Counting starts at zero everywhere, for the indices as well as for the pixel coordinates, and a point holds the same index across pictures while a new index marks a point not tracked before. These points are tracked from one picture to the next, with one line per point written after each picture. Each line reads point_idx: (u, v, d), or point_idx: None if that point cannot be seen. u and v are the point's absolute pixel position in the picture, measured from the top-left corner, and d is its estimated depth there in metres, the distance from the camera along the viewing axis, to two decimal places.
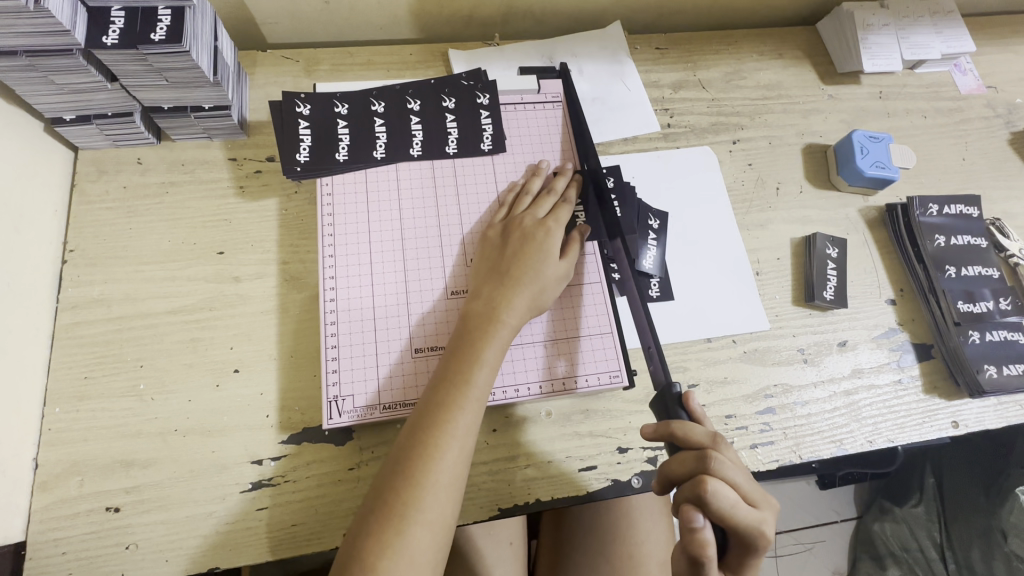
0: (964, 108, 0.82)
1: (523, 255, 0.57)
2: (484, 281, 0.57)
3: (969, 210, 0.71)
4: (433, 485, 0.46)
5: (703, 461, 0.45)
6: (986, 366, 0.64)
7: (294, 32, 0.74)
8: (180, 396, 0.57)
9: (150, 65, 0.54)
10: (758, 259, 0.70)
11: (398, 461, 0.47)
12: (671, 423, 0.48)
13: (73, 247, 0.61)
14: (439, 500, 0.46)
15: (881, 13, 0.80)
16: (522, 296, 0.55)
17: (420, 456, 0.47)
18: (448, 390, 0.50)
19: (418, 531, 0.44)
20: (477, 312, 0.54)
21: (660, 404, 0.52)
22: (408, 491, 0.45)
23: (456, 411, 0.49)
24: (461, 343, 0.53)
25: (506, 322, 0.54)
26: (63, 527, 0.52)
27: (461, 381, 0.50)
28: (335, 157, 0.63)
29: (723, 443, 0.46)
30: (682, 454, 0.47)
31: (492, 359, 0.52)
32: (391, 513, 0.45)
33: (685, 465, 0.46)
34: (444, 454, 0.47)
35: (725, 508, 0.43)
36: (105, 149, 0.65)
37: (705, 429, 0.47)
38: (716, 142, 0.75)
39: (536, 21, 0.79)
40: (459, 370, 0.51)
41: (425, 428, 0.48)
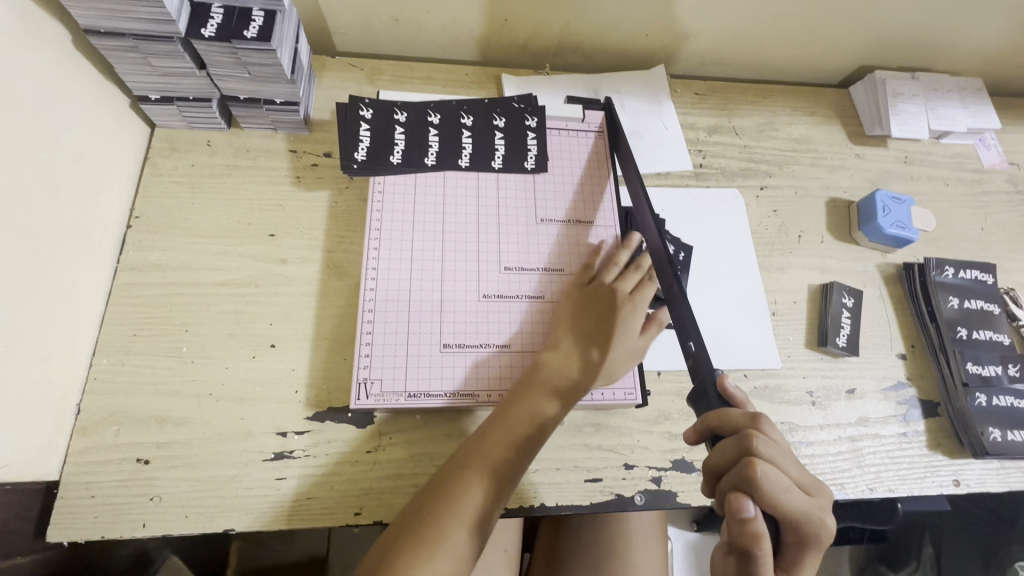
0: (986, 180, 0.85)
1: (574, 333, 0.61)
2: (547, 353, 0.60)
3: (984, 276, 0.74)
4: (468, 523, 0.49)
5: (743, 443, 0.45)
6: (990, 429, 0.65)
7: (362, 44, 0.80)
8: (218, 363, 0.60)
9: (238, 58, 0.59)
10: (775, 300, 0.72)
11: (444, 492, 0.50)
12: (707, 417, 0.49)
13: (139, 214, 0.66)
14: (452, 560, 0.47)
15: (910, 84, 0.85)
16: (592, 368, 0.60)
17: (445, 513, 0.49)
18: (489, 455, 0.53)
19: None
20: (545, 375, 0.58)
21: (698, 397, 0.53)
22: (426, 548, 0.47)
23: (481, 474, 0.51)
24: (505, 412, 0.55)
25: (551, 388, 0.57)
26: (95, 472, 0.54)
27: (491, 444, 0.53)
28: (389, 159, 0.68)
29: (766, 422, 0.46)
30: (723, 441, 0.47)
31: (527, 428, 0.55)
32: (399, 573, 0.46)
33: (729, 451, 0.46)
34: (465, 513, 0.49)
35: (773, 492, 0.43)
36: (179, 129, 0.71)
37: (743, 412, 0.47)
38: (745, 186, 0.79)
39: (585, 57, 0.85)
40: (497, 437, 0.54)
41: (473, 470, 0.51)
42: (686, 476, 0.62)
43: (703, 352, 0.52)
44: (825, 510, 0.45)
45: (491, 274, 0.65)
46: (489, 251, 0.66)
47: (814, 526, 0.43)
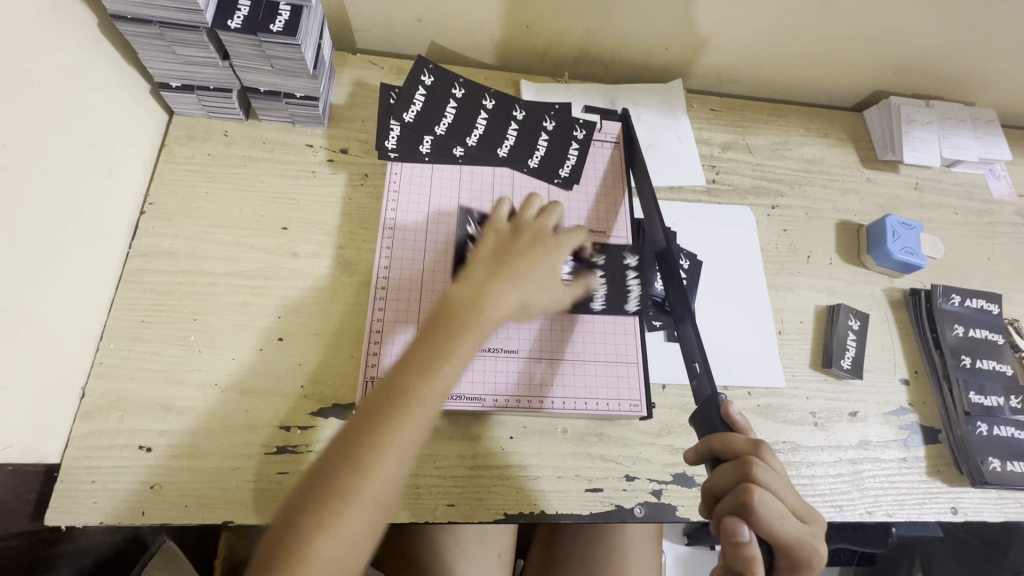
0: (995, 211, 0.85)
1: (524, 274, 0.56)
2: (474, 270, 0.56)
3: (989, 306, 0.74)
4: (376, 476, 0.45)
5: (743, 470, 0.45)
6: (990, 459, 0.65)
7: (382, 43, 0.80)
8: (225, 354, 0.60)
9: (262, 51, 0.59)
10: (782, 319, 0.73)
11: (358, 429, 0.46)
12: (710, 439, 0.48)
13: (153, 200, 0.66)
14: (396, 461, 0.46)
15: (925, 112, 0.85)
16: (507, 296, 0.55)
17: (393, 404, 0.47)
18: (430, 349, 0.50)
19: (354, 514, 0.44)
20: (460, 300, 0.53)
21: (701, 418, 0.53)
22: (366, 451, 0.45)
23: (419, 396, 0.48)
24: (447, 312, 0.52)
25: (488, 314, 0.53)
26: (97, 457, 0.54)
27: (440, 362, 0.50)
28: (418, 149, 0.70)
29: (767, 450, 0.46)
30: (724, 465, 0.47)
31: (467, 351, 0.51)
32: (341, 481, 0.44)
33: (729, 475, 0.46)
34: (410, 420, 0.47)
35: (770, 520, 0.43)
36: (197, 117, 0.71)
37: (747, 438, 0.47)
38: (756, 204, 0.80)
39: (603, 67, 0.85)
40: (444, 332, 0.51)
41: (401, 406, 0.47)
42: (686, 490, 0.62)
43: (707, 372, 0.56)
44: (816, 538, 0.46)
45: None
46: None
47: (806, 552, 0.44)
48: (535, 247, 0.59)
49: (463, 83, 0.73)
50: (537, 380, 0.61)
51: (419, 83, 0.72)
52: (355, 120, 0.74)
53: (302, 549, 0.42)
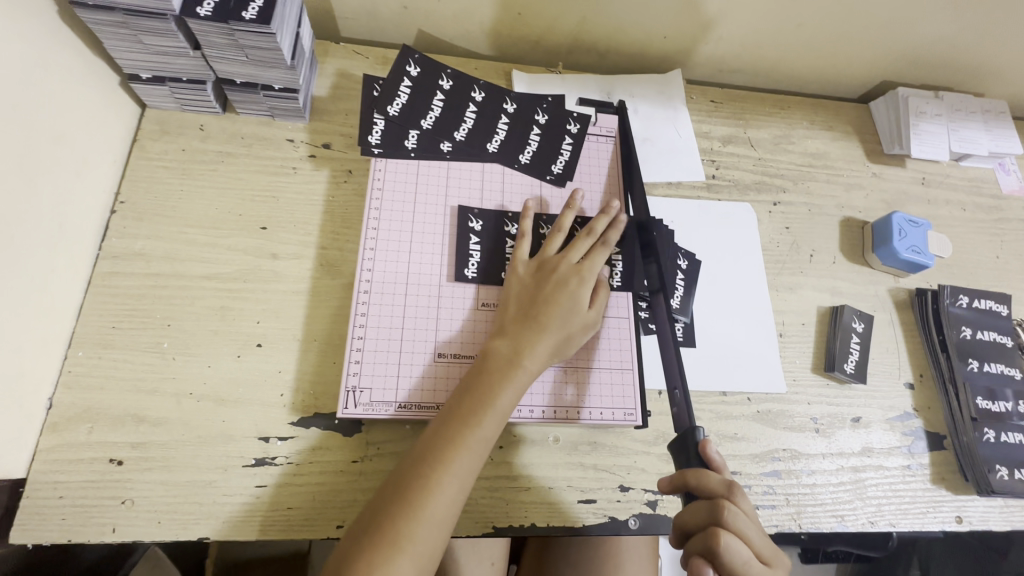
0: (1004, 207, 0.83)
1: (563, 314, 0.57)
2: (511, 318, 0.57)
3: (997, 307, 0.72)
4: (429, 521, 0.46)
5: (715, 512, 0.46)
6: (997, 467, 0.63)
7: (367, 31, 0.76)
8: (200, 361, 0.57)
9: (235, 40, 0.56)
10: (783, 321, 0.70)
11: (408, 473, 0.48)
12: (686, 474, 0.49)
13: (124, 199, 0.63)
14: (444, 505, 0.47)
15: (934, 103, 0.82)
16: (547, 341, 0.55)
17: (440, 455, 0.48)
18: (474, 401, 0.51)
19: (405, 561, 0.44)
20: (499, 351, 0.54)
21: (678, 447, 0.53)
22: (415, 500, 0.46)
23: (463, 449, 0.49)
24: (488, 365, 0.54)
25: (527, 367, 0.54)
26: (65, 471, 0.52)
27: (483, 414, 0.51)
28: (403, 145, 0.66)
29: (740, 493, 0.47)
30: (697, 503, 0.48)
31: (508, 401, 0.52)
32: (392, 531, 0.45)
33: (700, 514, 0.47)
34: (456, 470, 0.48)
35: (737, 563, 0.44)
36: (171, 111, 0.67)
37: (722, 479, 0.48)
38: (758, 200, 0.77)
39: (599, 56, 0.81)
40: (487, 384, 0.52)
41: (446, 449, 0.49)
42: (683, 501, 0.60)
43: (686, 401, 0.55)
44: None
45: (490, 280, 0.62)
46: (490, 257, 0.63)
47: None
48: (568, 283, 0.59)
49: (451, 74, 0.70)
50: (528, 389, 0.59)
51: (404, 75, 0.68)
52: (338, 113, 0.71)
53: None
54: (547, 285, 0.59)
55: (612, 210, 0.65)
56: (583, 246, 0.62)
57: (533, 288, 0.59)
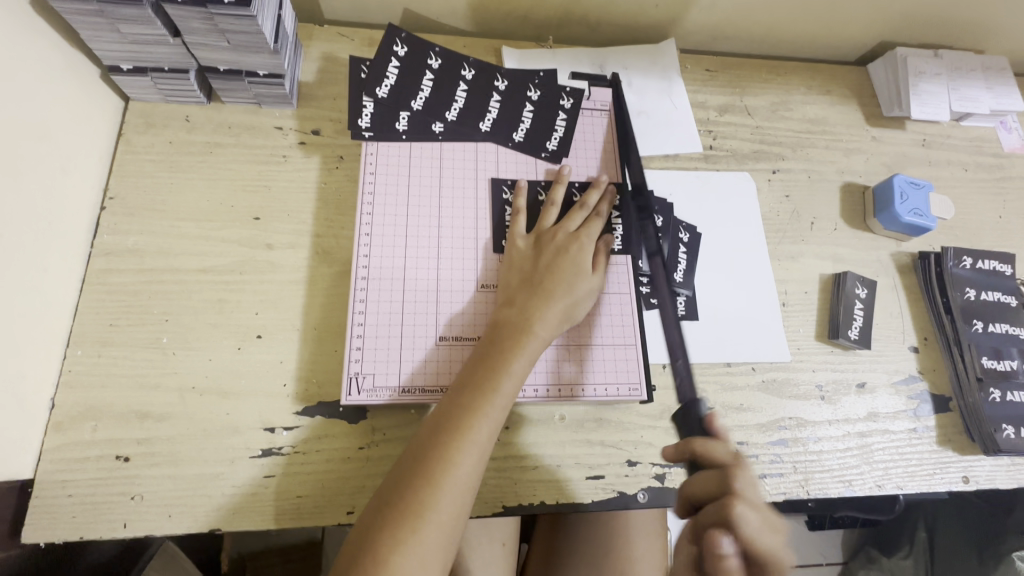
0: (1006, 166, 0.81)
1: (569, 281, 0.57)
2: (517, 288, 0.57)
3: (1001, 267, 0.71)
4: (449, 489, 0.46)
5: (725, 477, 0.46)
6: (1004, 426, 0.63)
7: (352, 12, 0.74)
8: (201, 355, 0.57)
9: (216, 25, 0.54)
10: (786, 290, 0.69)
11: (425, 446, 0.48)
12: (692, 442, 0.51)
13: (113, 195, 0.62)
14: (464, 475, 0.47)
15: (934, 63, 0.80)
16: (555, 308, 0.56)
17: (456, 425, 0.48)
18: (486, 370, 0.51)
19: (431, 530, 0.44)
20: (509, 320, 0.54)
21: (682, 417, 0.57)
22: (437, 469, 0.46)
23: (482, 416, 0.49)
24: (497, 334, 0.54)
25: (538, 334, 0.54)
26: (72, 469, 0.52)
27: (497, 381, 0.51)
28: (393, 128, 0.65)
29: (746, 461, 0.48)
30: (704, 472, 0.48)
31: (522, 367, 0.52)
32: (414, 502, 0.45)
33: (710, 481, 0.47)
34: (474, 439, 0.48)
35: (752, 530, 0.43)
36: (156, 103, 0.66)
37: (727, 449, 0.49)
38: (756, 169, 0.75)
39: (590, 28, 0.79)
40: (497, 354, 0.52)
41: (461, 417, 0.49)
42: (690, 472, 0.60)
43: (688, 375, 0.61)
44: (792, 561, 0.45)
45: (491, 261, 0.61)
46: (492, 239, 0.62)
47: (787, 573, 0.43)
48: (571, 251, 0.59)
49: (439, 52, 0.68)
50: (547, 370, 0.59)
51: (391, 54, 0.66)
52: (327, 98, 0.69)
53: (377, 563, 0.42)
54: (551, 254, 0.59)
55: (604, 184, 0.65)
56: (578, 215, 0.62)
57: (537, 258, 0.59)
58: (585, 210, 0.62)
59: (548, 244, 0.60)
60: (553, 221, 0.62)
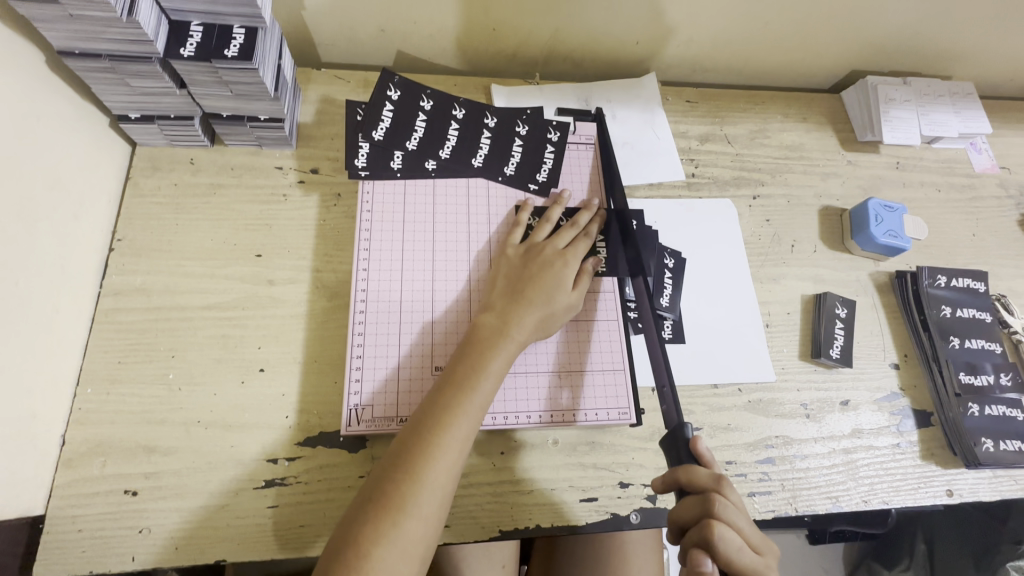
0: (978, 186, 0.85)
1: (550, 290, 0.60)
2: (499, 296, 0.60)
3: (975, 285, 0.74)
4: (428, 484, 0.47)
5: (705, 503, 0.46)
6: (983, 440, 0.65)
7: (348, 55, 0.78)
8: (206, 390, 0.59)
9: (220, 77, 0.58)
10: (769, 312, 0.72)
11: (407, 441, 0.49)
12: (676, 471, 0.49)
13: (121, 236, 0.64)
14: (442, 469, 0.48)
15: (903, 90, 0.84)
16: (534, 314, 0.58)
17: (436, 423, 0.50)
18: (466, 370, 0.53)
19: (410, 524, 0.45)
20: (489, 324, 0.57)
21: (669, 443, 0.53)
22: (418, 464, 0.47)
23: (462, 414, 0.50)
24: (478, 336, 0.56)
25: (515, 337, 0.56)
26: (82, 505, 0.53)
27: (477, 381, 0.52)
28: (388, 167, 0.68)
29: (727, 485, 0.47)
30: (689, 499, 0.48)
31: (500, 367, 0.54)
32: (395, 496, 0.46)
33: (690, 508, 0.47)
34: (453, 436, 0.49)
35: (731, 552, 0.44)
36: (162, 147, 0.69)
37: (709, 473, 0.48)
38: (737, 195, 0.79)
39: (574, 65, 0.83)
40: (478, 353, 0.54)
41: (442, 414, 0.50)
42: None
43: (673, 400, 0.56)
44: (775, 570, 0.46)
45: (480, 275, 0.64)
46: (480, 256, 0.66)
47: None
48: (554, 264, 0.62)
49: (431, 93, 0.71)
50: (540, 397, 0.61)
51: (385, 98, 0.70)
52: (324, 138, 0.73)
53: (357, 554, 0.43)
54: (534, 264, 0.62)
55: (592, 207, 0.69)
56: (566, 232, 0.65)
57: (521, 268, 0.62)
58: (573, 228, 0.65)
59: (533, 256, 0.63)
60: (543, 237, 0.65)
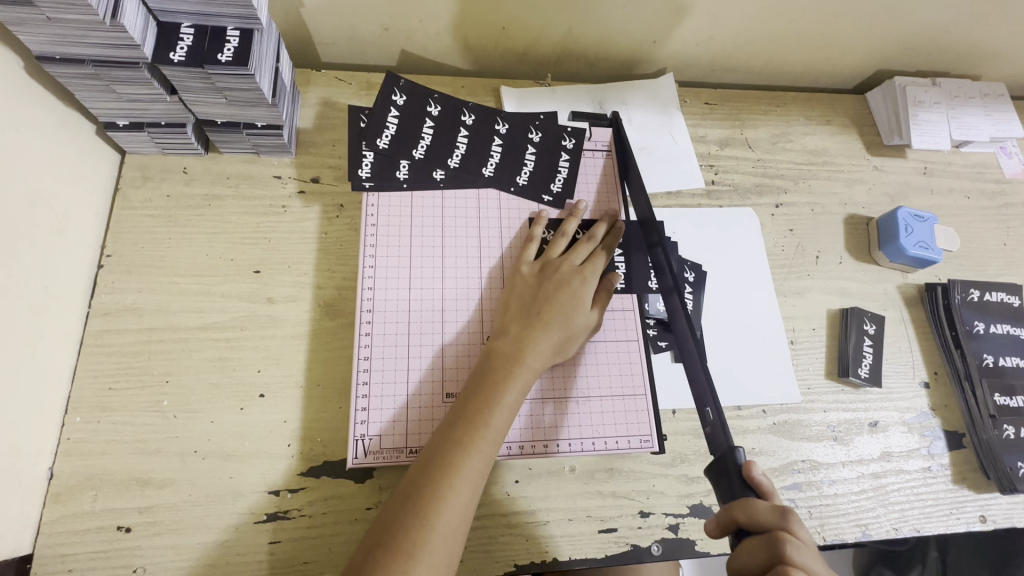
0: (1008, 192, 0.81)
1: (567, 312, 0.56)
2: (513, 318, 0.56)
3: (1009, 299, 0.71)
4: (441, 528, 0.44)
5: (777, 549, 0.41)
6: (1019, 463, 0.63)
7: (350, 55, 0.74)
8: (203, 417, 0.56)
9: (213, 83, 0.54)
10: (794, 328, 0.69)
11: (418, 481, 0.46)
12: (732, 510, 0.44)
13: (111, 252, 0.61)
14: (456, 511, 0.45)
15: (933, 91, 0.80)
16: (550, 338, 0.55)
17: (448, 460, 0.46)
18: (480, 400, 0.50)
19: (423, 573, 0.42)
20: (503, 349, 0.53)
21: (718, 472, 0.47)
22: (430, 507, 0.44)
23: (476, 450, 0.47)
24: (492, 364, 0.52)
25: (531, 364, 0.53)
26: (72, 543, 0.50)
27: (491, 413, 0.49)
28: (394, 177, 0.65)
29: (797, 522, 0.42)
30: (754, 542, 0.43)
31: (515, 397, 0.51)
32: (406, 542, 0.42)
33: (759, 554, 0.42)
34: (466, 475, 0.46)
35: None
36: (153, 155, 0.65)
37: (774, 509, 0.43)
38: (759, 204, 0.75)
39: (588, 64, 0.79)
40: (492, 383, 0.51)
41: (454, 450, 0.47)
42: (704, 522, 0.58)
43: (720, 423, 0.50)
44: None
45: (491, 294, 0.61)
46: (491, 273, 0.62)
47: None
48: (571, 283, 0.58)
49: (439, 98, 0.67)
50: (556, 424, 0.59)
51: (390, 104, 0.66)
52: (325, 145, 0.69)
53: None
54: (549, 283, 0.58)
55: (608, 219, 0.65)
56: (583, 248, 0.61)
57: (536, 288, 0.58)
58: (590, 242, 0.61)
59: (548, 275, 0.59)
60: (559, 253, 0.61)
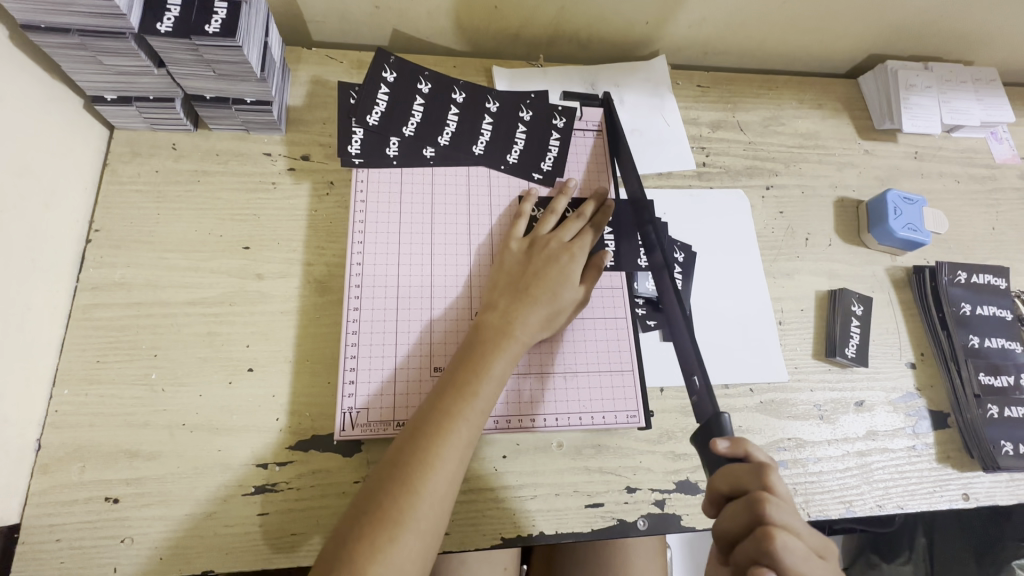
0: (998, 176, 0.82)
1: (556, 287, 0.56)
2: (502, 293, 0.56)
3: (996, 281, 0.71)
4: (427, 495, 0.44)
5: (756, 510, 0.41)
6: (1002, 442, 0.63)
7: (341, 34, 0.74)
8: (191, 391, 0.56)
9: (201, 55, 0.53)
10: (782, 308, 0.69)
11: (404, 450, 0.46)
12: (717, 479, 0.45)
13: (99, 227, 0.60)
14: (442, 480, 0.45)
15: (925, 75, 0.80)
16: (538, 313, 0.55)
17: (435, 430, 0.47)
18: (467, 372, 0.50)
19: (408, 538, 0.42)
20: (491, 323, 0.54)
21: (703, 438, 0.49)
22: (416, 475, 0.44)
23: (462, 420, 0.48)
24: (480, 337, 0.53)
25: (519, 337, 0.53)
26: (59, 513, 0.50)
27: (478, 384, 0.49)
28: (383, 154, 0.64)
29: (777, 483, 0.42)
30: (737, 505, 0.43)
31: (503, 369, 0.51)
32: (391, 509, 0.43)
33: (742, 516, 0.42)
34: (453, 444, 0.46)
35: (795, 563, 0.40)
36: (142, 131, 0.65)
37: (755, 472, 0.43)
38: (750, 186, 0.75)
39: (581, 46, 0.79)
40: (480, 355, 0.51)
41: (441, 421, 0.47)
42: (690, 498, 0.59)
43: (707, 390, 0.51)
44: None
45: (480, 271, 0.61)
46: (480, 250, 0.62)
47: None
48: (560, 258, 0.58)
49: (429, 76, 0.67)
50: (543, 399, 0.59)
51: (380, 81, 0.66)
52: (315, 123, 0.69)
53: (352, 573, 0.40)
54: (539, 259, 0.58)
55: (598, 197, 0.65)
56: (573, 224, 0.61)
57: (525, 263, 0.58)
58: (579, 219, 0.62)
59: (537, 251, 0.59)
60: (548, 230, 0.62)
